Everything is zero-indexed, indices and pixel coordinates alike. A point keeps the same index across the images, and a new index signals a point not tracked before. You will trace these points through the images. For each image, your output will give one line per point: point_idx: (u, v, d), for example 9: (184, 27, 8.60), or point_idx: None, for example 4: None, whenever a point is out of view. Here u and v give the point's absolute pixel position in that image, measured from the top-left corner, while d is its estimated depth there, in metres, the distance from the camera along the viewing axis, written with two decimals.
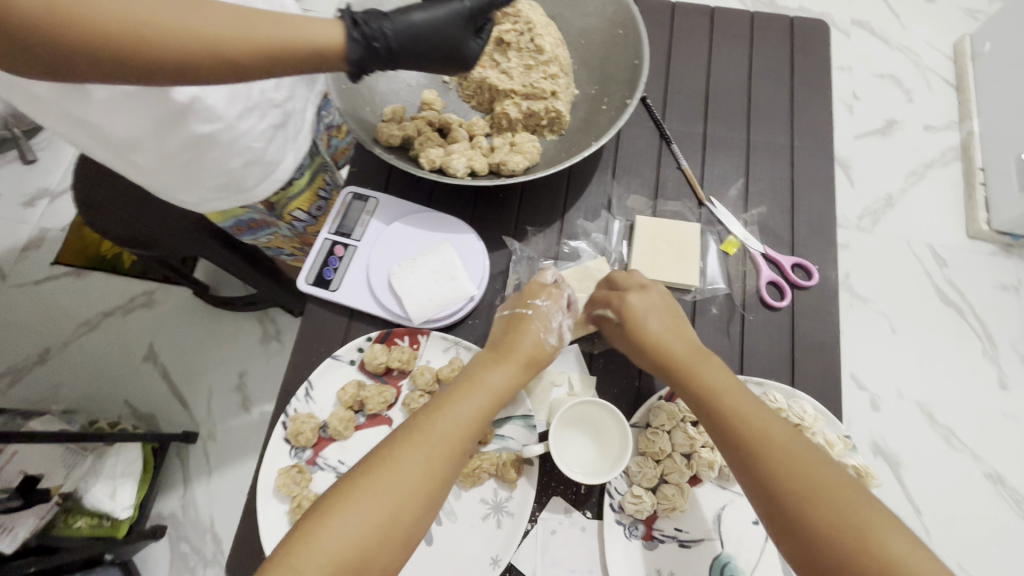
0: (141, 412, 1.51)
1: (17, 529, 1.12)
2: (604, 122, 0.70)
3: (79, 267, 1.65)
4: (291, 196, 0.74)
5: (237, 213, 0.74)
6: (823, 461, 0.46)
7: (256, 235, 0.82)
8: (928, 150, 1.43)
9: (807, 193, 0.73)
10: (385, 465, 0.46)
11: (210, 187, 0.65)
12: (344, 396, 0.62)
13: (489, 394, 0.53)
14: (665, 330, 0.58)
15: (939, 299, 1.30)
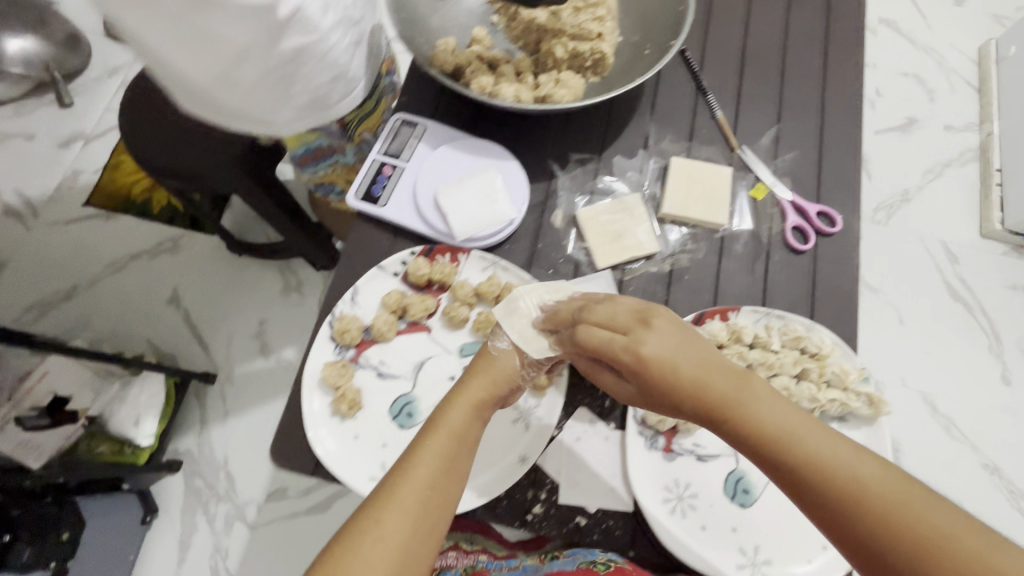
0: (162, 351, 1.55)
1: (45, 446, 1.19)
2: (645, 66, 0.74)
3: (108, 210, 1.68)
4: (361, 117, 0.79)
5: (309, 136, 0.80)
6: (919, 494, 0.41)
7: (317, 167, 0.89)
8: (945, 149, 1.45)
9: (837, 150, 0.76)
10: (371, 529, 0.45)
11: (296, 108, 0.67)
12: (389, 303, 0.66)
13: (451, 435, 0.51)
14: (699, 369, 0.48)
15: (947, 293, 1.33)
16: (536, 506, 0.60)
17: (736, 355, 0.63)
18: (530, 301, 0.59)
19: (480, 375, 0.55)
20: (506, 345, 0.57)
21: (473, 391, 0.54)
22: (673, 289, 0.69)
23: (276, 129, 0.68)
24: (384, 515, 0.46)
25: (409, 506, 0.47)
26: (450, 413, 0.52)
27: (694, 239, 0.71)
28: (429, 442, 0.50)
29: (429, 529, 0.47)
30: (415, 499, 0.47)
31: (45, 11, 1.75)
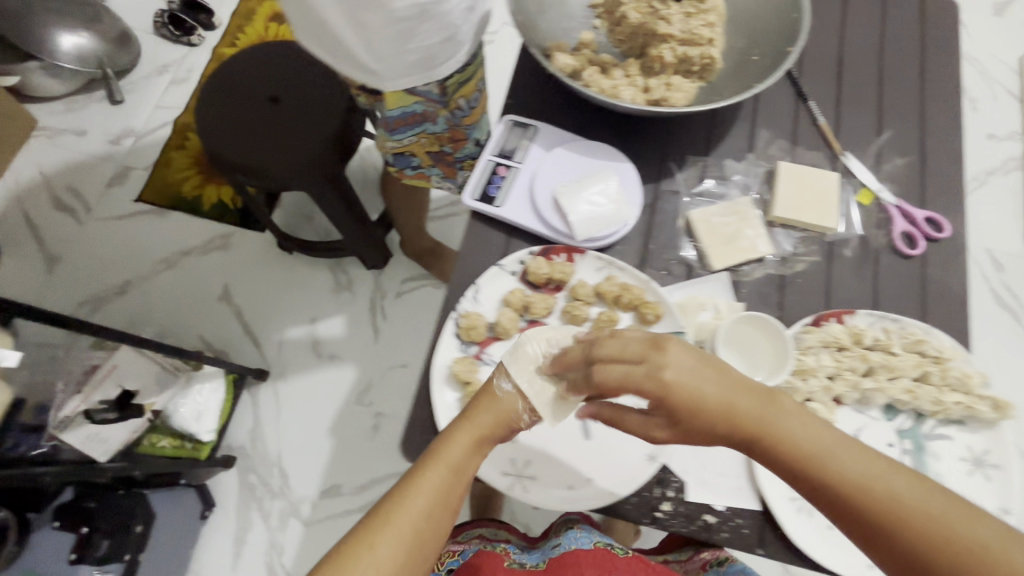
0: (214, 347, 1.55)
1: (111, 439, 1.15)
2: (755, 72, 0.75)
3: (160, 206, 1.68)
4: (460, 82, 0.84)
5: (409, 101, 0.83)
6: (955, 510, 0.41)
7: (406, 133, 0.91)
8: (989, 158, 1.46)
9: (936, 157, 0.77)
10: (363, 552, 0.48)
11: (403, 65, 0.72)
12: (512, 301, 0.67)
13: (451, 468, 0.52)
14: (724, 394, 0.46)
15: (994, 301, 1.34)
16: (664, 504, 0.61)
17: (858, 357, 0.64)
18: (538, 348, 0.56)
19: (482, 409, 0.55)
20: (510, 387, 0.55)
21: (476, 425, 0.54)
22: (786, 292, 0.70)
23: (382, 79, 0.74)
24: (376, 539, 0.48)
25: (403, 535, 0.49)
26: (451, 444, 0.53)
27: (804, 242, 0.72)
28: (429, 472, 0.52)
29: (419, 557, 0.50)
30: (409, 529, 0.49)
31: (98, 9, 1.76)
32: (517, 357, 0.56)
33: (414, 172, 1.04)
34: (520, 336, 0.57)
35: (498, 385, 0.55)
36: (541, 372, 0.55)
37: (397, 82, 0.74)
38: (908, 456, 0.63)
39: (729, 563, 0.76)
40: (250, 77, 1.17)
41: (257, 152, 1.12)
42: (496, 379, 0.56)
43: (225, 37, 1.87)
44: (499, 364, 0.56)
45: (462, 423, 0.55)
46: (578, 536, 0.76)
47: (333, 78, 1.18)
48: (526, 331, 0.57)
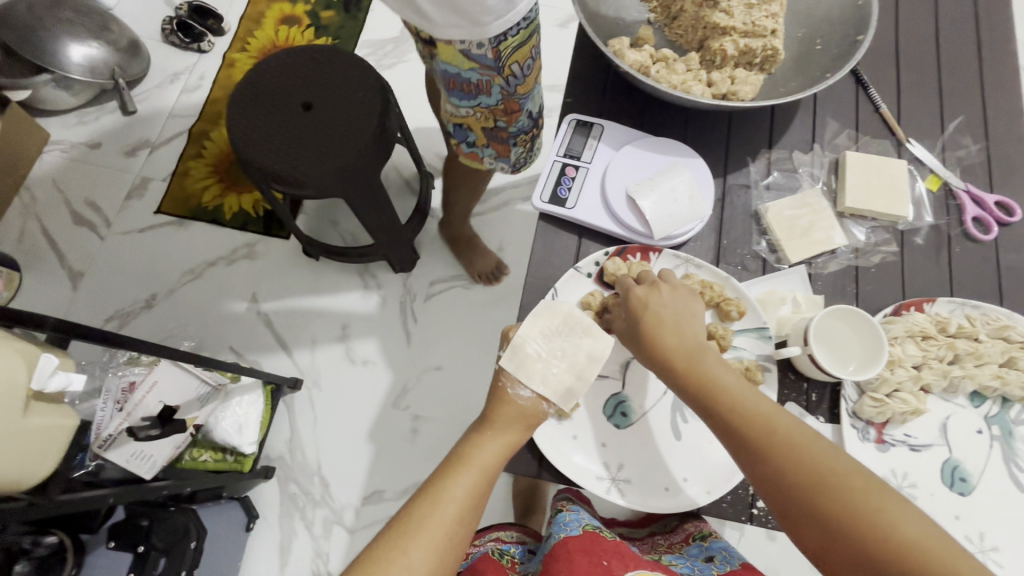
0: (246, 358, 1.54)
1: (155, 457, 1.13)
2: (821, 62, 0.74)
3: (181, 217, 1.66)
4: (514, 46, 0.81)
5: (464, 65, 0.85)
6: (836, 466, 0.50)
7: (463, 101, 0.94)
8: None
9: (1002, 140, 0.76)
10: (399, 555, 0.53)
11: (455, 14, 0.74)
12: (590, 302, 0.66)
13: (479, 472, 0.58)
14: (677, 333, 0.59)
15: None
16: (759, 501, 0.61)
17: (944, 345, 0.64)
18: (538, 346, 0.60)
19: (507, 417, 0.59)
20: (529, 394, 0.60)
21: (503, 431, 0.59)
22: (863, 283, 0.70)
23: (432, 23, 0.77)
24: (410, 543, 0.54)
25: (435, 539, 0.54)
26: (480, 453, 0.59)
27: (876, 232, 0.72)
28: (460, 478, 0.57)
29: (451, 557, 0.55)
30: (442, 531, 0.55)
31: (107, 18, 1.72)
32: (519, 362, 0.60)
33: (469, 150, 1.07)
34: (515, 340, 0.60)
35: (515, 394, 0.60)
36: (547, 366, 0.59)
37: (443, 32, 0.77)
38: (997, 442, 0.63)
39: (711, 538, 0.74)
40: (279, 85, 1.15)
41: (290, 158, 1.09)
42: (513, 388, 0.60)
43: (235, 42, 1.84)
44: (505, 371, 0.60)
45: (488, 431, 0.60)
46: (568, 520, 0.75)
47: (365, 83, 1.17)
48: (522, 330, 0.60)
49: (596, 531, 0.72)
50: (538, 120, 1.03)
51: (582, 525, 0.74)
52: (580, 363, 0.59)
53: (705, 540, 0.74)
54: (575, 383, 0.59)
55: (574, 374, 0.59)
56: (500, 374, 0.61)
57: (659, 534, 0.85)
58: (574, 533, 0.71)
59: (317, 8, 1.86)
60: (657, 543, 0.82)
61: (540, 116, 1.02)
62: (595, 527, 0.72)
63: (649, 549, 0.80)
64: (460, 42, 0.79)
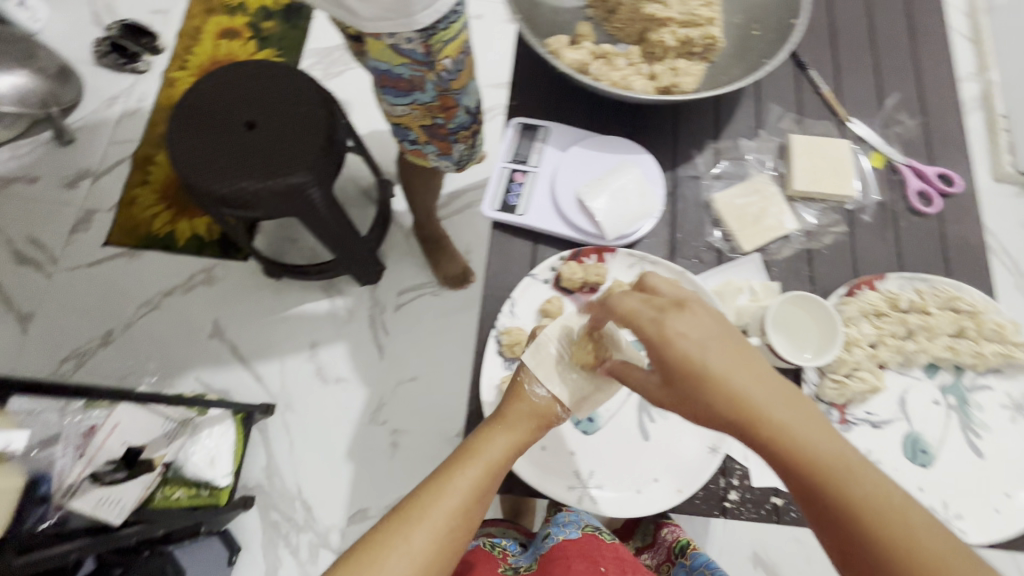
0: (215, 387, 1.49)
1: (126, 501, 1.02)
2: (758, 49, 0.74)
3: (132, 247, 1.59)
4: (446, 41, 0.83)
5: (395, 61, 0.85)
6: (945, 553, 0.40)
7: (398, 99, 0.91)
8: None
9: (938, 112, 0.78)
10: (397, 541, 0.48)
11: (381, 6, 0.75)
12: (576, 356, 0.57)
13: (487, 466, 0.52)
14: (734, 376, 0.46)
15: None
16: (730, 493, 0.62)
17: (897, 321, 0.65)
18: (558, 348, 0.58)
19: (518, 413, 0.56)
20: (545, 393, 0.56)
21: (516, 425, 0.55)
22: (815, 265, 0.70)
23: (362, 19, 0.78)
24: (410, 531, 0.48)
25: (437, 527, 0.49)
26: (489, 445, 0.54)
27: (825, 214, 0.73)
28: (468, 468, 0.52)
29: (450, 555, 0.49)
30: (444, 522, 0.49)
31: (32, 45, 1.62)
32: (539, 361, 0.57)
33: (412, 146, 1.04)
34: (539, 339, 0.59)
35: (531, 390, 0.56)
36: (566, 369, 0.57)
37: (375, 24, 0.77)
38: (954, 412, 0.65)
39: (692, 552, 0.71)
40: (221, 103, 1.11)
41: (237, 180, 1.05)
42: (530, 385, 0.56)
43: (174, 60, 1.76)
44: (524, 368, 0.57)
45: (499, 424, 0.55)
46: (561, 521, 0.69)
47: (309, 97, 1.13)
48: (546, 330, 0.59)
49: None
50: (479, 115, 1.02)
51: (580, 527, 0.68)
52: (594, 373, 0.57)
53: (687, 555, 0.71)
54: (589, 389, 0.57)
55: (591, 383, 0.57)
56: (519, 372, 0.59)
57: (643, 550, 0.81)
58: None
59: (257, 18, 1.80)
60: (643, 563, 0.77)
61: (480, 111, 1.00)
62: (593, 528, 0.56)
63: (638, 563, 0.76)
64: (388, 35, 0.80)
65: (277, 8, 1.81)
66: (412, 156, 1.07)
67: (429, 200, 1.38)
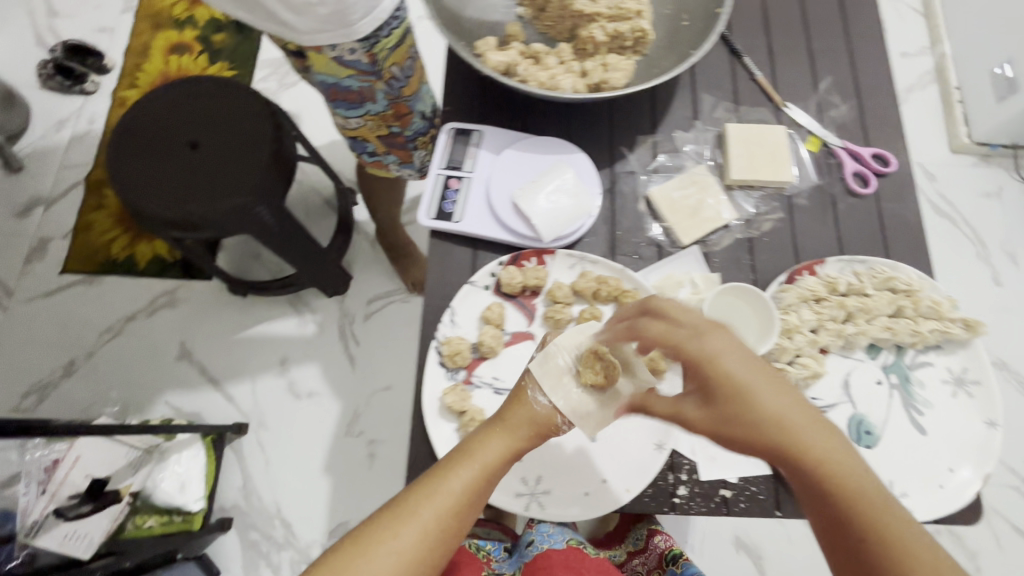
0: (185, 410, 1.45)
1: (94, 534, 1.00)
2: (689, 37, 0.74)
3: (91, 274, 1.56)
4: (390, 48, 0.78)
5: (341, 74, 0.80)
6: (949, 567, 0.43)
7: (350, 111, 0.87)
8: (909, 76, 1.39)
9: (871, 91, 0.78)
10: (386, 536, 0.49)
11: (316, 19, 0.69)
12: (584, 378, 0.54)
13: (481, 469, 0.51)
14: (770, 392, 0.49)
15: (935, 213, 1.31)
16: (680, 488, 0.61)
17: (836, 305, 0.65)
18: (569, 360, 0.55)
19: (519, 418, 0.53)
20: (547, 402, 0.53)
21: (513, 431, 0.53)
22: (756, 252, 0.70)
23: (300, 33, 0.71)
24: (399, 527, 0.49)
25: (425, 526, 0.49)
26: (486, 449, 0.52)
27: (765, 201, 0.72)
28: (461, 469, 0.51)
29: (439, 552, 0.50)
30: (433, 522, 0.49)
31: None
32: (547, 369, 0.54)
33: (373, 159, 1.02)
34: (549, 347, 0.55)
35: (533, 398, 0.54)
36: (573, 382, 0.54)
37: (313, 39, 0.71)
38: (897, 391, 0.65)
39: (683, 561, 0.79)
40: (161, 124, 1.08)
41: (180, 201, 1.02)
42: (534, 391, 0.54)
43: (123, 79, 1.72)
44: (529, 373, 0.54)
45: (497, 427, 0.53)
46: (550, 531, 0.75)
47: (253, 110, 1.10)
48: (559, 339, 0.56)
49: (578, 547, 0.73)
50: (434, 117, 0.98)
51: (566, 537, 0.74)
52: (603, 390, 0.54)
53: (677, 564, 0.79)
54: (599, 408, 0.55)
55: (598, 400, 0.54)
56: (522, 375, 0.55)
57: (635, 556, 0.88)
58: (558, 547, 0.71)
59: (207, 31, 1.76)
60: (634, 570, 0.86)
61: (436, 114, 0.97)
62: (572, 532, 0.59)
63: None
64: (330, 48, 0.74)
65: (227, 20, 1.77)
66: (373, 168, 1.04)
67: (390, 207, 1.36)
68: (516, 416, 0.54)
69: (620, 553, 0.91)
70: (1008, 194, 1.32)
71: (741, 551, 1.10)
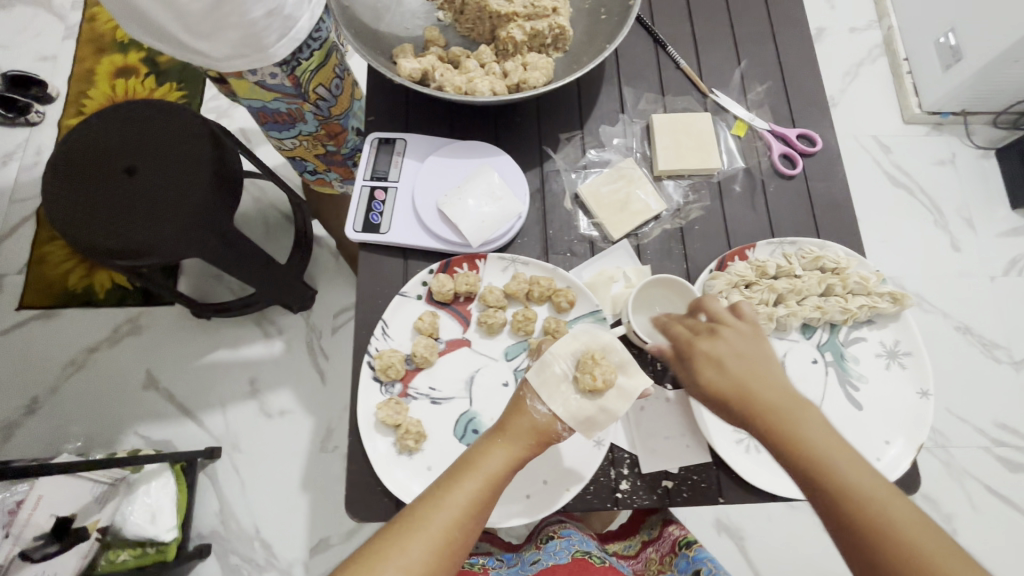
0: (155, 440, 1.32)
1: (61, 574, 0.93)
2: (607, 30, 0.73)
3: (49, 307, 1.42)
4: (313, 69, 0.73)
5: (266, 98, 0.75)
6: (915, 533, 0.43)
7: (282, 133, 0.83)
8: (856, 51, 1.40)
9: (797, 72, 0.79)
10: (394, 550, 0.47)
11: (228, 43, 0.62)
12: (582, 383, 0.53)
13: (486, 480, 0.51)
14: (750, 376, 0.50)
15: (890, 184, 1.31)
16: (622, 483, 0.62)
17: (766, 289, 0.66)
18: (566, 367, 0.54)
19: (519, 429, 0.54)
20: (546, 410, 0.54)
21: (515, 441, 0.53)
22: (688, 241, 0.71)
23: (212, 61, 0.64)
24: (408, 541, 0.48)
25: (433, 538, 0.48)
26: (489, 459, 0.53)
27: (694, 189, 0.73)
28: (466, 482, 0.51)
29: (448, 564, 0.49)
30: (441, 533, 0.49)
31: None
32: (545, 377, 0.55)
33: (314, 177, 1.01)
34: (545, 355, 0.55)
35: (532, 407, 0.54)
36: (572, 389, 0.54)
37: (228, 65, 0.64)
38: (832, 368, 0.66)
39: (697, 545, 0.75)
40: (98, 152, 1.04)
41: (119, 227, 0.99)
42: (533, 400, 0.54)
43: (68, 107, 1.59)
44: (528, 383, 0.55)
45: (499, 438, 0.54)
46: (556, 548, 0.74)
47: (192, 133, 1.06)
48: (555, 346, 0.55)
49: (585, 559, 0.72)
50: None
51: (573, 551, 0.73)
52: (601, 394, 0.54)
53: (691, 549, 0.75)
54: (596, 412, 0.53)
55: (596, 404, 0.53)
56: (521, 385, 0.56)
57: (650, 544, 0.86)
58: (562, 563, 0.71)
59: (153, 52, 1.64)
60: (649, 558, 0.84)
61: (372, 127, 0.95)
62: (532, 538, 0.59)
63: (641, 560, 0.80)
64: (250, 73, 0.68)
65: None
66: (314, 186, 1.03)
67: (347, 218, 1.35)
68: (518, 425, 0.54)
69: (636, 544, 0.89)
70: (961, 160, 1.33)
71: (723, 533, 1.10)
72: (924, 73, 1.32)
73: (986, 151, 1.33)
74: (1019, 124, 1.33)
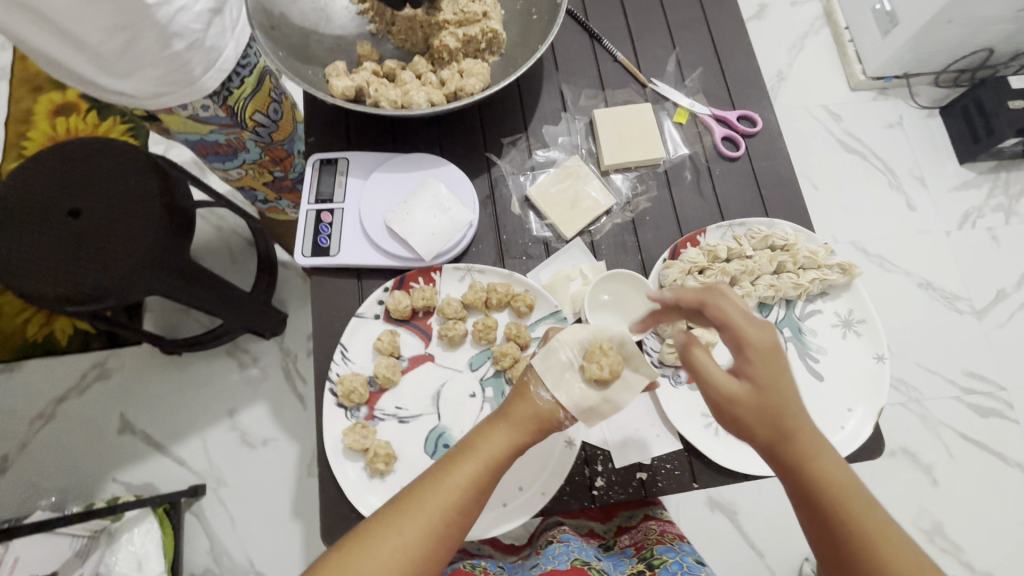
0: (136, 484, 1.26)
1: None
2: (540, 30, 0.73)
3: (9, 360, 1.32)
4: (248, 96, 0.72)
5: (203, 132, 0.73)
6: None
7: (226, 163, 0.82)
8: (798, 24, 1.43)
9: (732, 53, 0.80)
10: (388, 530, 0.45)
11: (150, 80, 0.60)
12: (588, 372, 0.51)
13: (486, 462, 0.49)
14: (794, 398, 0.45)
15: (842, 150, 1.32)
16: (597, 480, 0.62)
17: (719, 273, 0.67)
18: (572, 355, 0.52)
19: (521, 411, 0.51)
20: (549, 397, 0.51)
21: (516, 426, 0.50)
22: (641, 232, 0.71)
23: (138, 99, 0.62)
24: (403, 521, 0.45)
25: (431, 521, 0.45)
26: (490, 440, 0.50)
27: (641, 180, 0.74)
28: (464, 464, 0.48)
29: (442, 552, 0.46)
30: (438, 516, 0.46)
31: None
32: (552, 366, 0.52)
33: (268, 206, 1.00)
34: (551, 342, 0.52)
35: (536, 394, 0.51)
36: (576, 378, 0.51)
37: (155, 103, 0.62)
38: (791, 343, 0.67)
39: None
40: (30, 196, 0.90)
41: (64, 272, 0.86)
42: (536, 386, 0.51)
43: (8, 150, 1.52)
44: (532, 368, 0.52)
45: (500, 421, 0.51)
46: (556, 552, 0.70)
47: (137, 165, 0.95)
48: (562, 334, 0.53)
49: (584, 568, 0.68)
50: None
51: (572, 558, 0.70)
52: (607, 384, 0.52)
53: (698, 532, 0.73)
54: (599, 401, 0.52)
55: (601, 395, 0.51)
56: (525, 371, 0.53)
57: (652, 518, 0.80)
58: (563, 567, 0.67)
59: None
60: (649, 530, 0.78)
61: None
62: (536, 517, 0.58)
63: (641, 540, 0.77)
64: (180, 108, 0.66)
65: None
66: (270, 213, 1.01)
67: None
68: (522, 410, 0.51)
69: (638, 515, 0.83)
70: (909, 122, 1.35)
71: (717, 509, 1.11)
72: (864, 39, 1.35)
73: (930, 111, 1.37)
74: (959, 82, 1.37)
